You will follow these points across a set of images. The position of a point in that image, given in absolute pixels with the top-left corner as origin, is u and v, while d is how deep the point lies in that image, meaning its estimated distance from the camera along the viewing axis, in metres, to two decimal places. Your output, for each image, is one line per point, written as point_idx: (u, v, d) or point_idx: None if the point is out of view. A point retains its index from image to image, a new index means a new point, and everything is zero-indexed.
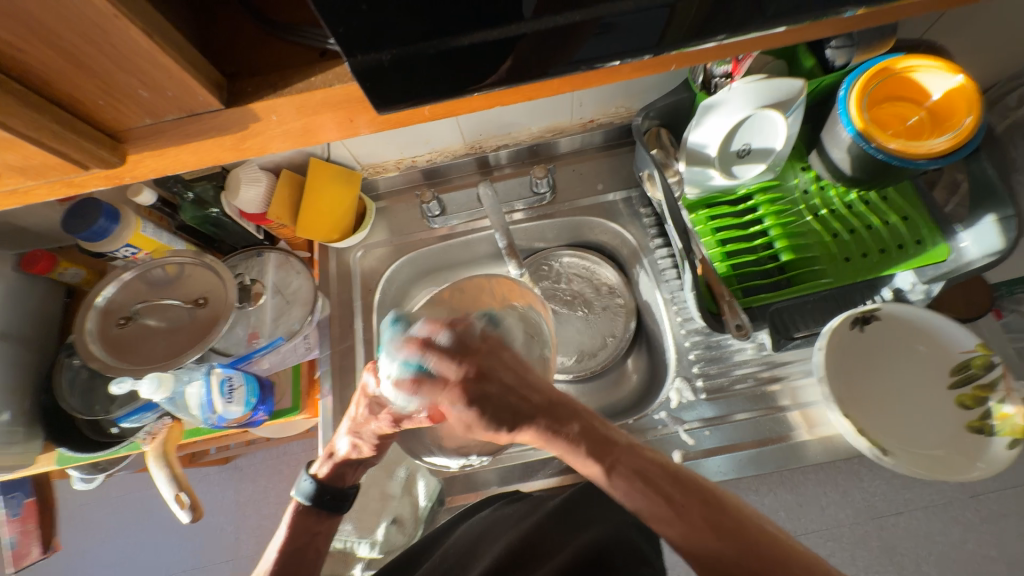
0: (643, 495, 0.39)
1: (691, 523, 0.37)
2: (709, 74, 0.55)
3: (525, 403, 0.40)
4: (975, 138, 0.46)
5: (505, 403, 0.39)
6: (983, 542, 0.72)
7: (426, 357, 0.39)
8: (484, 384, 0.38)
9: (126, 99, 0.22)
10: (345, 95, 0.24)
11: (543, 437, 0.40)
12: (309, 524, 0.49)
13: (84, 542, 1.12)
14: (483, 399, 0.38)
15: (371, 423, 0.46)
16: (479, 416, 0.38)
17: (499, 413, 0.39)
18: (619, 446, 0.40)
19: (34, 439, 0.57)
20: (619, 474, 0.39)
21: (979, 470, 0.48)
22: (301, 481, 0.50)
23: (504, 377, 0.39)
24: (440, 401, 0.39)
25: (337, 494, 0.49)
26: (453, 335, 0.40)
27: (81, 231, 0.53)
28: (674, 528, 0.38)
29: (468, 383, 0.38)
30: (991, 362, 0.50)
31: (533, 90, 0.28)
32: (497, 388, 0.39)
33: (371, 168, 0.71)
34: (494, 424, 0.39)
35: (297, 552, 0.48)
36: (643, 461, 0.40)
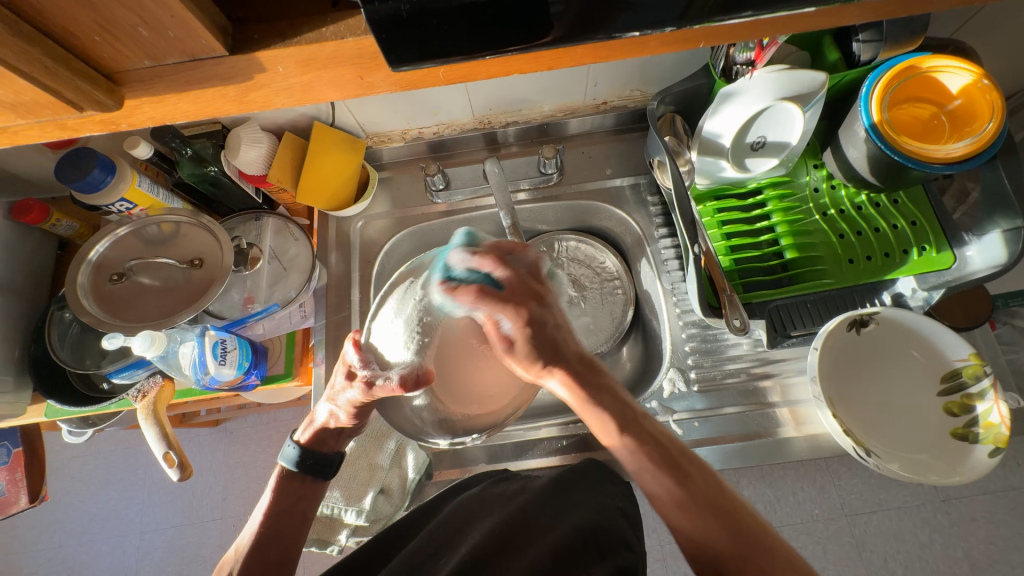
0: (649, 457, 0.42)
1: (691, 496, 0.40)
2: (731, 60, 0.53)
3: (565, 347, 0.45)
4: (993, 145, 0.45)
5: (549, 341, 0.44)
6: (953, 545, 0.74)
7: (495, 274, 0.43)
8: (540, 314, 0.44)
9: (126, 37, 0.21)
10: (356, 49, 0.23)
11: (569, 385, 0.44)
12: (295, 488, 0.49)
13: (72, 493, 1.13)
14: (535, 326, 0.44)
15: (347, 391, 0.45)
16: (524, 338, 0.43)
17: (543, 345, 0.44)
18: (638, 413, 0.45)
19: (23, 389, 0.57)
20: (633, 433, 0.43)
21: (960, 476, 0.49)
22: (287, 448, 0.50)
23: (555, 316, 0.45)
24: (496, 311, 0.43)
25: (320, 459, 0.50)
26: (511, 276, 0.44)
27: (75, 180, 0.51)
28: (673, 493, 0.41)
29: (527, 307, 0.43)
30: (982, 372, 0.50)
31: (553, 59, 0.27)
32: (552, 321, 0.44)
33: (376, 136, 0.69)
34: (534, 354, 0.44)
35: (281, 515, 0.48)
36: (654, 429, 0.44)
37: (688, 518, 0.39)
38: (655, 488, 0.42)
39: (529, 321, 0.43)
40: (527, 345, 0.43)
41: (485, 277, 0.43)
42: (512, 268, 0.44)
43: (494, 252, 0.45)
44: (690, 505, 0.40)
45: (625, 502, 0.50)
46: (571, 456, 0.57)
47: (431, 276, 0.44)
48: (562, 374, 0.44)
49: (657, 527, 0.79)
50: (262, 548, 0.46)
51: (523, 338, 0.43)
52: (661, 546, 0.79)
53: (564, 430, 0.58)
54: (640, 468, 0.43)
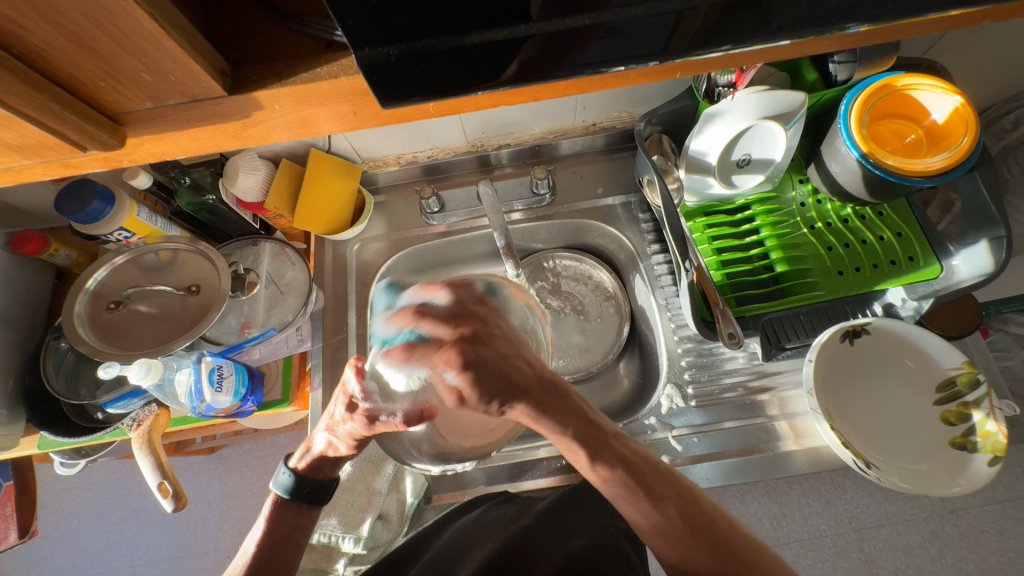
0: (624, 483, 0.41)
1: (668, 521, 0.40)
2: (713, 83, 0.55)
3: (516, 375, 0.41)
4: (970, 158, 0.47)
5: (496, 373, 0.41)
6: (963, 558, 0.73)
7: (418, 326, 0.42)
8: (475, 351, 0.41)
9: (129, 81, 0.22)
10: (349, 87, 0.24)
11: (532, 413, 0.42)
12: (288, 517, 0.48)
13: (62, 527, 1.11)
14: (474, 362, 0.40)
15: (347, 422, 0.44)
16: (469, 380, 0.39)
17: (490, 381, 0.40)
18: (607, 434, 0.43)
19: (17, 421, 0.56)
20: (603, 460, 0.42)
21: (961, 486, 0.48)
22: (280, 474, 0.49)
23: (492, 349, 0.41)
24: (429, 363, 0.40)
25: (316, 487, 0.49)
26: (454, 302, 0.44)
27: (74, 212, 0.52)
28: (651, 520, 0.41)
29: (458, 347, 0.40)
30: (976, 380, 0.51)
31: (539, 91, 0.28)
32: (491, 354, 0.41)
33: (372, 161, 0.70)
34: (485, 393, 0.40)
35: (275, 546, 0.47)
36: (624, 450, 0.43)
37: (672, 546, 0.40)
38: (635, 517, 0.41)
39: (464, 355, 0.40)
40: (472, 387, 0.39)
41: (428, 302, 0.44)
42: (452, 300, 0.44)
43: (415, 303, 0.45)
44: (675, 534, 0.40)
45: (627, 522, 0.49)
46: (572, 475, 0.56)
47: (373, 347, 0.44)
48: (523, 406, 0.41)
49: None
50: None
51: (465, 380, 0.39)
52: None
53: None
54: (617, 495, 0.42)
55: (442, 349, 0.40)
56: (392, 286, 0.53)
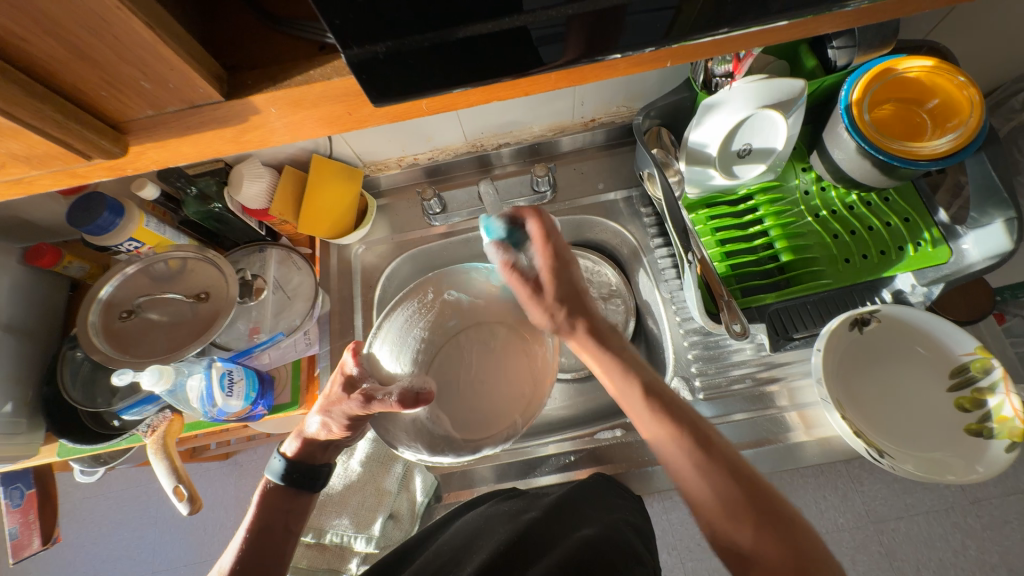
0: (699, 458, 0.41)
1: (746, 502, 0.39)
2: (710, 74, 0.54)
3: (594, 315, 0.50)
4: (976, 138, 0.46)
5: (573, 289, 0.50)
6: (985, 549, 0.71)
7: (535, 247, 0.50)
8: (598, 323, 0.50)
9: (130, 90, 0.22)
10: (342, 89, 0.25)
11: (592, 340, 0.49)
12: (281, 500, 0.49)
13: (84, 534, 1.13)
14: (569, 298, 0.50)
15: (343, 403, 0.44)
16: (551, 275, 0.50)
17: (567, 294, 0.50)
18: (678, 405, 0.45)
19: (36, 429, 0.58)
20: (688, 435, 0.43)
21: (979, 473, 0.47)
22: (272, 461, 0.50)
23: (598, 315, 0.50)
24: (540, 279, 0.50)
25: (306, 471, 0.49)
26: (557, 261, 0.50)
27: (86, 223, 0.53)
28: (710, 485, 0.40)
29: (558, 262, 0.50)
30: (990, 365, 0.50)
31: (531, 85, 0.28)
32: (575, 293, 0.50)
33: (374, 165, 0.71)
34: (558, 300, 0.50)
35: (266, 529, 0.47)
36: (720, 443, 0.43)
37: (755, 533, 0.38)
38: (698, 485, 0.41)
39: (557, 261, 0.50)
40: (552, 280, 0.50)
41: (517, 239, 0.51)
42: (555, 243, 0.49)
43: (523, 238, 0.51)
44: (739, 504, 0.39)
45: (636, 516, 0.49)
46: (581, 471, 0.56)
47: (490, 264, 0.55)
48: (585, 325, 0.49)
49: (676, 544, 0.77)
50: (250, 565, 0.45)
51: (547, 273, 0.50)
52: (682, 563, 0.77)
53: (572, 445, 0.58)
54: (672, 450, 0.43)
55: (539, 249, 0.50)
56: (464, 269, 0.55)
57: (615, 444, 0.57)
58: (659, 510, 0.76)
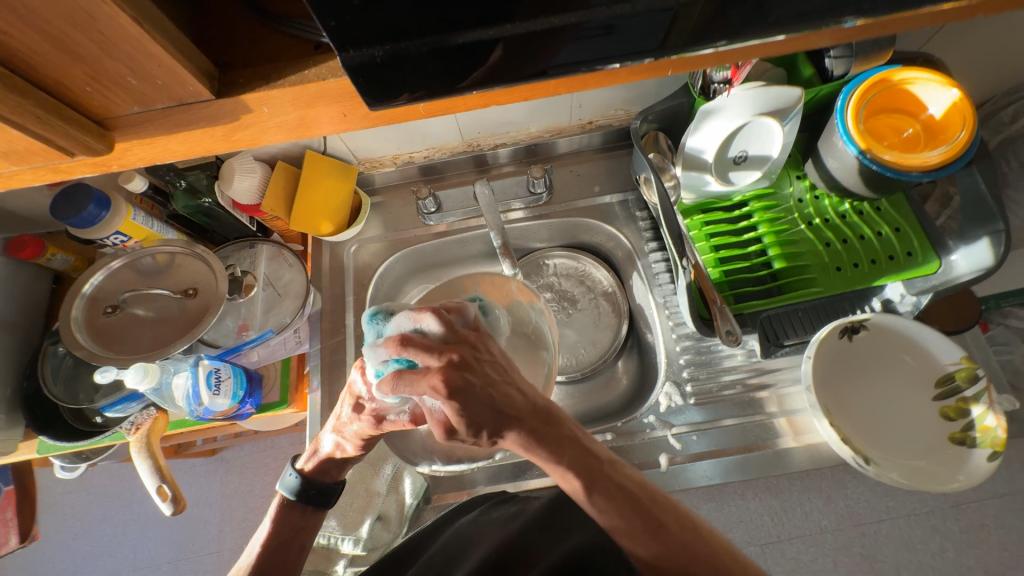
0: (620, 514, 0.40)
1: (672, 550, 0.39)
2: (709, 80, 0.55)
3: (507, 403, 0.38)
4: (967, 152, 0.47)
5: (486, 400, 0.37)
6: (964, 551, 0.73)
7: (404, 355, 0.37)
8: (469, 366, 0.38)
9: (116, 86, 0.22)
10: (338, 89, 0.24)
11: (525, 442, 0.39)
12: (295, 518, 0.48)
13: (65, 530, 1.11)
14: (461, 391, 0.36)
15: (354, 423, 0.45)
16: (456, 409, 0.36)
17: (478, 408, 0.37)
18: (604, 463, 0.41)
19: (16, 426, 0.56)
20: (601, 492, 0.40)
21: (960, 482, 0.48)
22: (287, 476, 0.49)
23: (482, 375, 0.38)
24: (432, 363, 0.37)
25: (323, 489, 0.49)
26: (444, 325, 0.40)
27: (70, 216, 0.52)
28: (652, 552, 0.39)
29: (447, 368, 0.36)
30: (975, 375, 0.51)
31: (530, 91, 0.28)
32: (479, 379, 0.37)
33: (368, 162, 0.70)
34: (472, 423, 0.37)
35: (282, 545, 0.47)
36: (623, 479, 0.41)
37: (650, 546, 0.39)
38: (637, 550, 0.39)
39: (456, 389, 0.36)
40: (461, 418, 0.36)
41: (420, 330, 0.40)
42: (447, 318, 0.40)
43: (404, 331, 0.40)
44: (662, 557, 0.39)
45: None
46: None
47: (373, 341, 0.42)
48: (517, 433, 0.39)
49: None
50: None
51: (453, 410, 0.36)
52: None
53: None
54: (615, 524, 0.40)
55: (428, 391, 0.36)
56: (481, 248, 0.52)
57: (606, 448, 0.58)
58: None
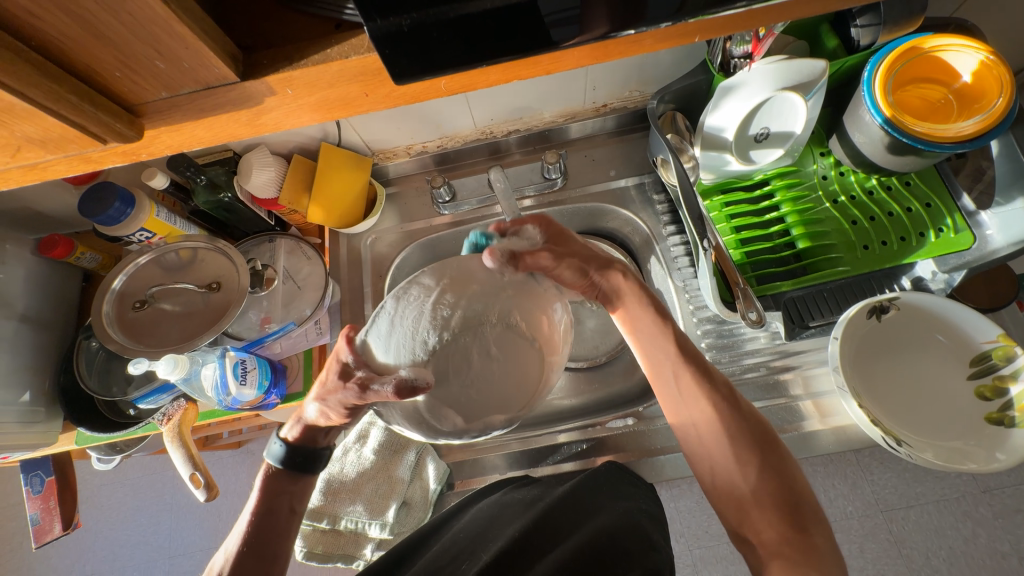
0: (706, 374, 0.45)
1: (769, 466, 0.41)
2: (728, 55, 0.52)
3: (611, 272, 0.50)
4: (1005, 120, 0.44)
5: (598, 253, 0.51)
6: (996, 537, 0.71)
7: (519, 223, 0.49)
8: (581, 259, 0.49)
9: (143, 70, 0.22)
10: (359, 67, 0.24)
11: (628, 317, 0.49)
12: (281, 483, 0.49)
13: (103, 520, 1.16)
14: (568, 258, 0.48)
15: (338, 392, 0.44)
16: (564, 273, 0.48)
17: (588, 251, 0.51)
18: (707, 365, 0.45)
19: (54, 418, 0.59)
20: (703, 376, 0.44)
21: (999, 462, 0.46)
22: (272, 444, 0.50)
23: (590, 250, 0.50)
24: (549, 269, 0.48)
25: (308, 455, 0.49)
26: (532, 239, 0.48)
27: (97, 214, 0.54)
28: (751, 467, 0.41)
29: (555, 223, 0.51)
30: (1013, 353, 0.48)
31: (553, 63, 0.27)
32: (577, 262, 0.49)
33: (382, 153, 0.70)
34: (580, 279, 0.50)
35: (269, 513, 0.48)
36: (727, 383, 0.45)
37: (753, 470, 0.41)
38: (740, 473, 0.41)
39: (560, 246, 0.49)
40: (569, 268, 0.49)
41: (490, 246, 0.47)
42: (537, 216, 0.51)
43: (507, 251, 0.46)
44: (761, 462, 0.41)
45: (650, 505, 0.49)
46: (592, 460, 0.56)
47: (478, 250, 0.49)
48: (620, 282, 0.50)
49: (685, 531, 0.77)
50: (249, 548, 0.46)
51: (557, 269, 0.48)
52: (690, 550, 0.77)
53: (582, 433, 0.57)
54: (704, 427, 0.43)
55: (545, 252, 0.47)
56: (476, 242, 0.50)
57: (627, 432, 0.57)
58: (669, 498, 0.77)
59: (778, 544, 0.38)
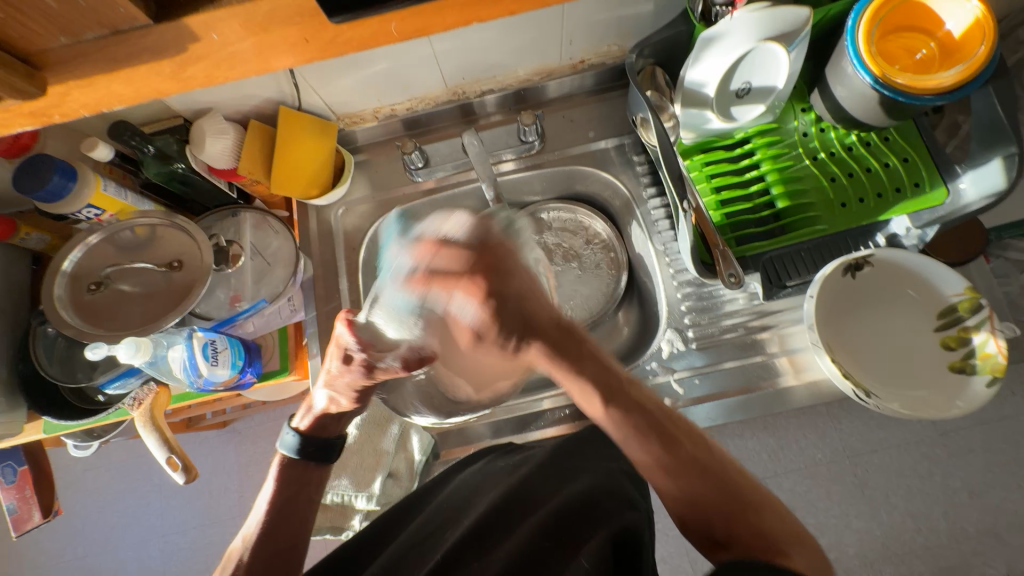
0: (636, 424, 0.41)
1: (679, 462, 0.40)
2: (710, 2, 0.49)
3: (537, 316, 0.41)
4: (986, 69, 0.43)
5: (517, 315, 0.41)
6: (951, 475, 0.76)
7: (434, 259, 0.40)
8: (501, 286, 0.40)
9: (33, 10, 0.20)
10: (295, 5, 0.22)
11: (548, 354, 0.42)
12: (297, 474, 0.49)
13: (90, 504, 1.15)
14: (496, 301, 0.40)
15: (345, 375, 0.45)
16: (490, 315, 0.40)
17: (510, 320, 0.40)
18: (622, 381, 0.43)
19: (17, 408, 0.56)
20: (618, 404, 0.41)
21: (959, 408, 0.49)
22: (285, 435, 0.49)
23: (517, 285, 0.40)
24: (454, 291, 0.39)
25: (322, 445, 0.49)
26: (449, 257, 0.39)
27: (36, 190, 0.49)
28: (661, 461, 0.41)
29: (483, 280, 0.39)
30: (978, 305, 0.50)
31: (515, 3, 0.25)
32: (515, 293, 0.40)
33: (348, 118, 0.66)
34: (504, 330, 0.41)
35: (287, 502, 0.47)
36: (643, 398, 0.43)
37: (675, 481, 0.40)
38: (637, 452, 0.41)
39: (488, 297, 0.40)
40: (493, 325, 0.40)
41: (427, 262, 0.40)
42: (453, 247, 0.40)
43: (434, 236, 0.41)
44: (678, 469, 0.40)
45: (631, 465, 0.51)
46: (575, 425, 0.57)
47: (385, 279, 0.43)
48: (539, 345, 0.42)
49: None
50: (267, 542, 0.45)
51: (486, 316, 0.40)
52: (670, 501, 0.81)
53: (566, 399, 0.58)
54: (627, 436, 0.42)
55: (467, 291, 0.39)
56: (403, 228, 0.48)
57: None
58: None
59: (718, 505, 0.39)
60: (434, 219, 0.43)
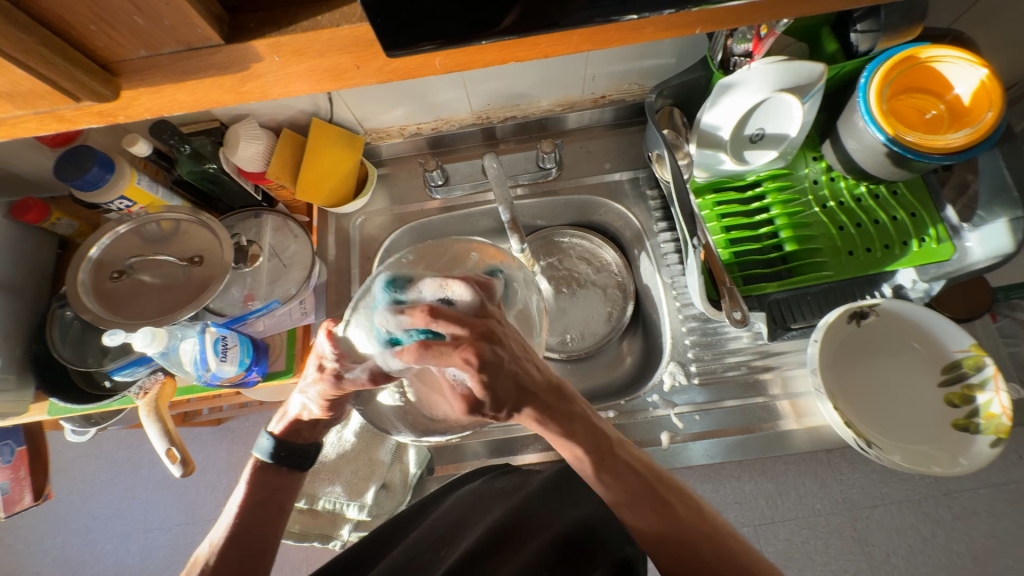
0: (628, 489, 0.42)
1: (670, 524, 0.41)
2: (729, 52, 0.52)
3: (530, 380, 0.40)
4: (993, 134, 0.45)
5: (510, 380, 0.38)
6: (953, 537, 0.74)
7: (433, 326, 0.36)
8: (494, 354, 0.37)
9: (123, 26, 0.22)
10: (352, 37, 0.24)
11: (539, 419, 0.41)
12: (269, 479, 0.49)
13: (76, 493, 1.14)
14: (491, 366, 0.37)
15: (317, 384, 0.45)
16: (485, 384, 0.37)
17: (503, 388, 0.38)
18: (613, 443, 0.44)
19: (25, 387, 0.57)
20: (608, 470, 0.42)
21: (962, 466, 0.48)
22: (260, 439, 0.49)
23: (511, 350, 0.38)
24: (447, 363, 0.36)
25: (294, 451, 0.49)
26: (450, 319, 0.36)
27: (74, 178, 0.51)
28: (655, 528, 0.41)
29: (475, 351, 0.36)
30: (983, 362, 0.50)
31: (551, 46, 0.27)
32: (507, 358, 0.38)
33: (375, 133, 0.69)
34: (498, 402, 0.38)
35: (257, 506, 0.47)
36: (629, 456, 0.44)
37: (660, 527, 0.41)
38: (634, 520, 0.41)
39: (484, 365, 0.36)
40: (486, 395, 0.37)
41: (425, 330, 0.37)
42: (445, 312, 0.36)
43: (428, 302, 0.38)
44: (665, 525, 0.40)
45: None
46: None
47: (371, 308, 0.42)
48: (532, 410, 0.41)
49: None
50: (235, 544, 0.45)
51: (478, 386, 0.37)
52: None
53: None
54: (618, 503, 0.42)
55: (460, 364, 0.36)
56: (393, 278, 0.43)
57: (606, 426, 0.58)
58: None
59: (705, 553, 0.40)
60: (432, 281, 0.41)
